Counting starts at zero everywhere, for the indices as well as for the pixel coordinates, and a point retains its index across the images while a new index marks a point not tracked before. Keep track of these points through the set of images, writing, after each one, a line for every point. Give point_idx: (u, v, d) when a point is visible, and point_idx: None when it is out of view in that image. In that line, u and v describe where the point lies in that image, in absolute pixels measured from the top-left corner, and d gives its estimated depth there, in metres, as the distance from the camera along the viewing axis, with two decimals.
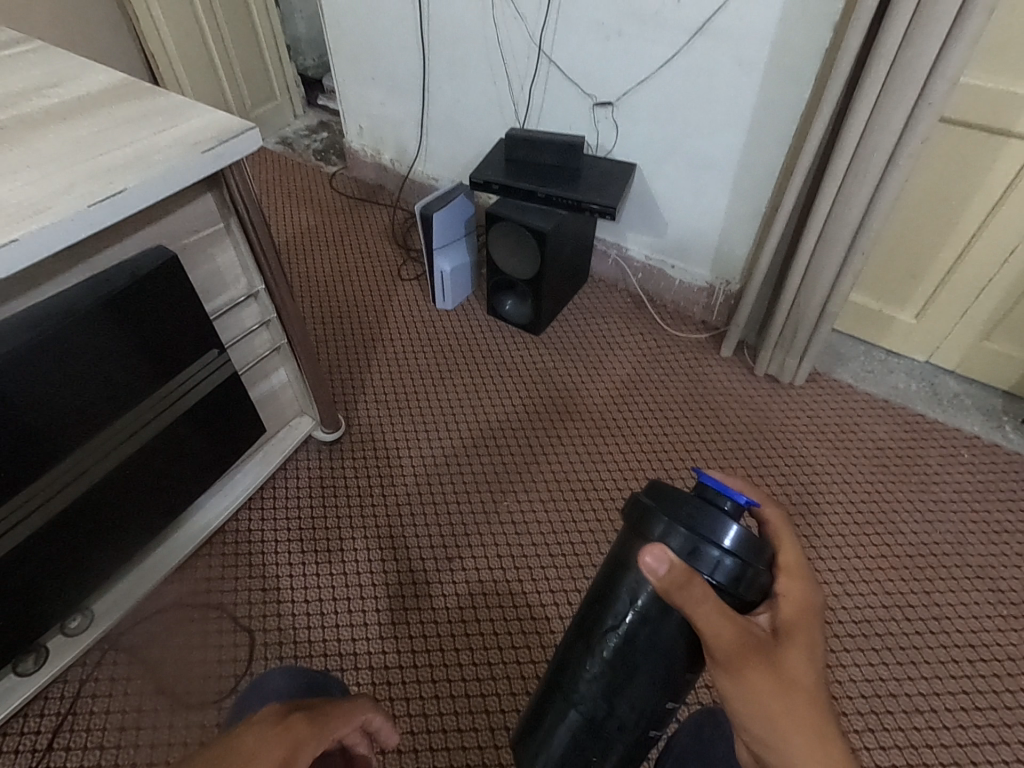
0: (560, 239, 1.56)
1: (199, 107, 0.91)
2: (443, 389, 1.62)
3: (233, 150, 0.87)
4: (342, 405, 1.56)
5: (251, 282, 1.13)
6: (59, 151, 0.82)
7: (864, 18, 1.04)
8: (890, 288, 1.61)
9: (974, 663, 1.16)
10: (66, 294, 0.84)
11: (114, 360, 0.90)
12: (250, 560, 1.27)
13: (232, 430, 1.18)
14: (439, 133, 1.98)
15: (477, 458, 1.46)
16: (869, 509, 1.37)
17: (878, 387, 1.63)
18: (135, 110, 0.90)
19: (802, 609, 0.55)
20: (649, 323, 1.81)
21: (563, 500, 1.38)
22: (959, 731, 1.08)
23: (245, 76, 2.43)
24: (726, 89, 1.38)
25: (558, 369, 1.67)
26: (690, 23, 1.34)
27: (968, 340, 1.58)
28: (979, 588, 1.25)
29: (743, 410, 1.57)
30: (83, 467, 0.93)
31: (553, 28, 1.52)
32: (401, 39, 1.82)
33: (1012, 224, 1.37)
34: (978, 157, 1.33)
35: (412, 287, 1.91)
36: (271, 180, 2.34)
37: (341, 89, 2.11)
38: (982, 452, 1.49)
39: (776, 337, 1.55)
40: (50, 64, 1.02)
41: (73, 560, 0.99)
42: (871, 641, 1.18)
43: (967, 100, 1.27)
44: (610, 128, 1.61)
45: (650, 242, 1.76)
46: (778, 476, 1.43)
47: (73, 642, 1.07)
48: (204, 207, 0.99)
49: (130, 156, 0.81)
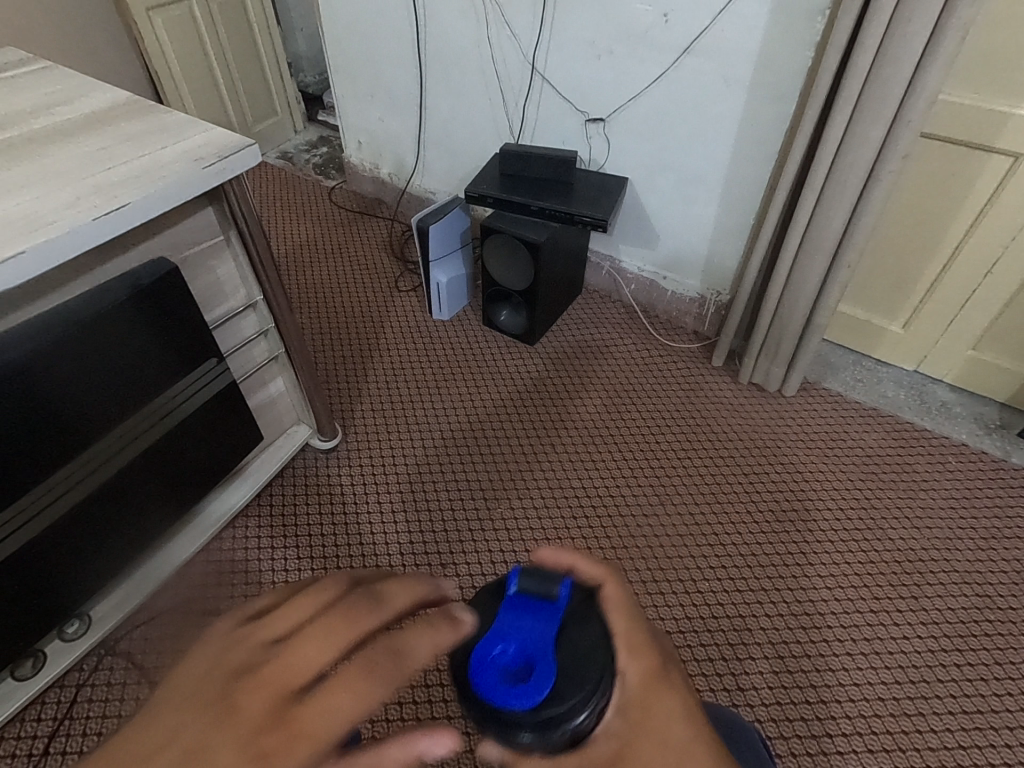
0: (553, 251, 1.59)
1: (201, 124, 0.95)
2: (439, 398, 1.64)
3: (234, 166, 0.90)
4: (338, 414, 1.59)
5: (250, 292, 1.16)
6: (66, 166, 0.85)
7: (841, 40, 1.09)
8: (877, 299, 1.64)
9: (962, 667, 1.17)
10: (70, 303, 0.87)
11: (114, 366, 0.92)
12: (245, 567, 1.28)
13: (229, 437, 1.20)
14: (435, 148, 2.02)
15: (472, 465, 1.48)
16: (858, 515, 1.39)
17: (867, 396, 1.66)
18: (139, 128, 0.94)
19: (652, 669, 0.31)
20: (642, 332, 1.84)
21: (556, 507, 1.40)
22: (946, 735, 1.09)
23: (247, 92, 2.49)
24: (713, 105, 1.42)
25: (553, 378, 1.70)
26: (677, 43, 1.39)
27: (955, 350, 1.61)
28: (967, 594, 1.27)
29: (734, 418, 1.60)
30: (82, 473, 0.95)
31: (545, 47, 1.57)
32: (398, 58, 1.87)
33: (994, 236, 1.40)
34: (959, 171, 1.36)
35: (409, 298, 1.95)
36: (272, 194, 2.39)
37: (341, 106, 2.16)
38: (970, 460, 1.51)
39: (762, 347, 1.58)
40: (58, 83, 1.06)
41: (70, 565, 1.00)
42: (858, 645, 1.20)
43: (946, 117, 1.31)
44: (602, 143, 1.65)
45: (643, 254, 1.80)
46: (769, 484, 1.45)
47: (70, 646, 1.09)
48: (205, 220, 1.02)
49: (133, 172, 0.84)
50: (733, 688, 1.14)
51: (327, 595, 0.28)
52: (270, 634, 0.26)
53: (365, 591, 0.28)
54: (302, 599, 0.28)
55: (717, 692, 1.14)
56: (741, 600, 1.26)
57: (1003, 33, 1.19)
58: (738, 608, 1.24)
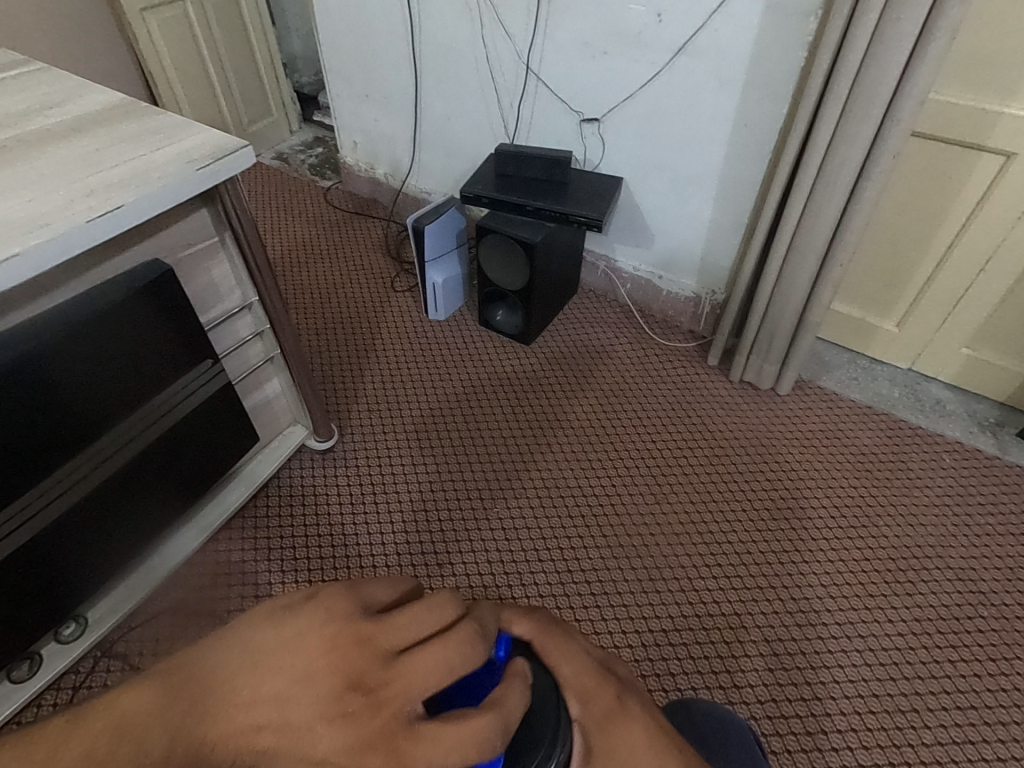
0: (548, 251, 1.60)
1: (195, 126, 0.95)
2: (436, 398, 1.64)
3: (228, 167, 0.91)
4: (335, 414, 1.59)
5: (245, 293, 1.16)
6: (59, 168, 0.85)
7: (832, 40, 1.09)
8: (872, 297, 1.65)
9: (955, 664, 1.18)
10: (64, 305, 0.87)
11: (109, 368, 0.92)
12: (242, 569, 1.28)
13: (224, 438, 1.20)
14: (431, 148, 2.02)
15: (469, 465, 1.49)
16: (853, 514, 1.40)
17: (862, 394, 1.67)
18: (133, 130, 0.94)
19: (610, 705, 0.32)
20: (638, 332, 1.84)
21: (553, 507, 1.41)
22: (940, 731, 1.10)
23: (242, 93, 2.48)
24: (707, 105, 1.43)
25: (549, 379, 1.70)
26: (670, 43, 1.39)
27: (949, 348, 1.62)
28: (960, 591, 1.28)
29: (729, 417, 1.60)
30: (78, 476, 0.95)
31: (540, 47, 1.57)
32: (393, 58, 1.87)
33: (986, 234, 1.41)
34: (951, 171, 1.37)
35: (405, 298, 1.95)
36: (267, 194, 2.39)
37: (336, 106, 2.16)
38: (964, 458, 1.52)
39: (757, 346, 1.58)
40: (51, 85, 1.06)
41: (66, 567, 1.00)
42: (854, 643, 1.20)
43: (937, 116, 1.32)
44: (597, 143, 1.65)
45: (639, 253, 1.80)
46: (764, 482, 1.46)
47: (66, 648, 1.09)
48: (199, 222, 1.02)
49: (127, 173, 0.84)
50: (728, 686, 1.15)
51: (441, 615, 0.30)
52: (389, 643, 0.29)
53: (474, 625, 0.30)
54: (420, 611, 0.30)
55: (714, 690, 1.14)
56: (737, 598, 1.26)
57: (994, 32, 1.20)
58: (734, 606, 1.25)
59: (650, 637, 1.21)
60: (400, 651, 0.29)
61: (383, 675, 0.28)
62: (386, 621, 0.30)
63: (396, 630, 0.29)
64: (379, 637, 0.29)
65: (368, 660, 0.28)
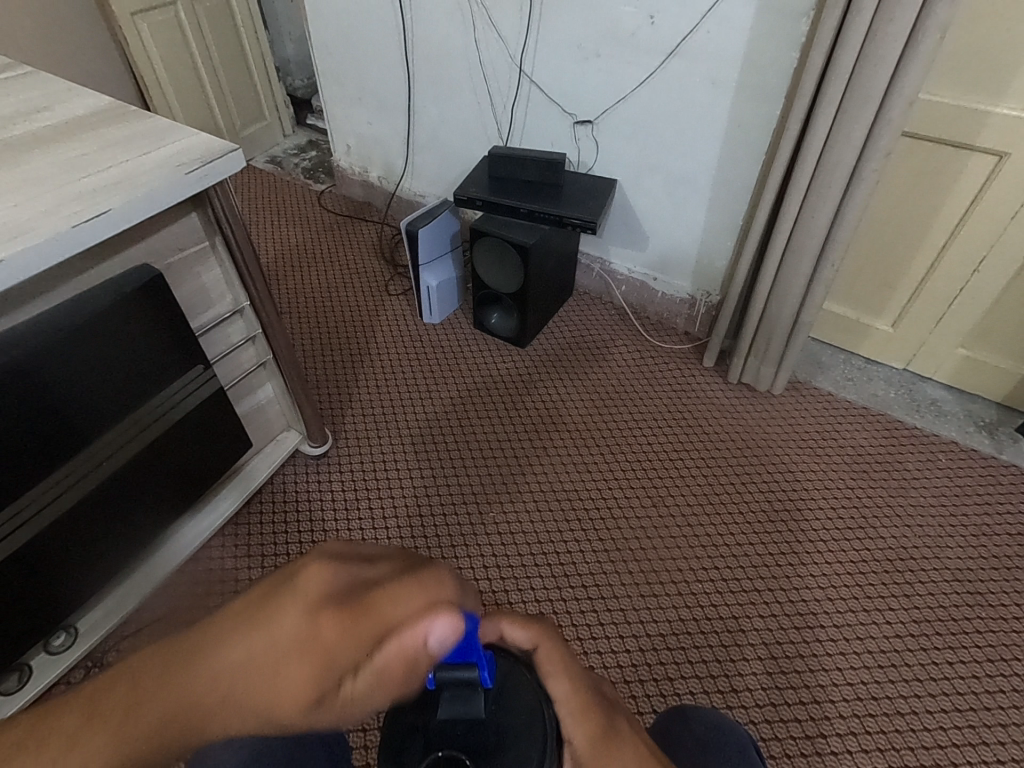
0: (543, 254, 1.59)
1: (185, 130, 0.94)
2: (431, 401, 1.63)
3: (217, 172, 0.90)
4: (329, 418, 1.58)
5: (237, 297, 1.15)
6: (46, 173, 0.83)
7: (824, 42, 1.09)
8: (866, 298, 1.65)
9: (954, 665, 1.17)
10: (52, 311, 0.86)
11: (97, 375, 0.91)
12: (235, 576, 1.27)
13: (217, 444, 1.19)
14: (424, 151, 2.01)
15: (465, 470, 1.47)
16: (850, 515, 1.40)
17: (858, 395, 1.66)
18: (122, 134, 0.93)
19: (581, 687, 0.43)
20: (633, 334, 1.84)
21: (549, 511, 1.40)
22: (939, 733, 1.09)
23: (235, 97, 2.48)
24: (701, 107, 1.43)
25: (544, 381, 1.69)
26: (663, 45, 1.39)
27: (943, 348, 1.62)
28: (958, 591, 1.27)
29: (726, 419, 1.60)
30: (65, 485, 0.94)
31: (532, 50, 1.57)
32: (386, 61, 1.87)
33: (978, 235, 1.41)
34: (943, 171, 1.37)
35: (399, 302, 1.94)
36: (260, 199, 2.38)
37: (329, 109, 2.15)
38: (959, 457, 1.52)
39: (752, 346, 1.58)
40: (39, 89, 1.05)
41: (55, 577, 0.99)
42: (851, 645, 1.20)
43: (929, 117, 1.32)
44: (591, 145, 1.65)
45: (633, 255, 1.80)
46: (761, 484, 1.45)
47: (56, 660, 1.07)
48: (189, 227, 1.01)
49: (115, 178, 0.83)
50: (726, 690, 1.14)
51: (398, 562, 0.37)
52: (358, 582, 0.35)
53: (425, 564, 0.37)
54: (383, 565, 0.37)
55: (711, 694, 1.13)
56: (734, 601, 1.26)
57: (986, 32, 1.20)
58: (731, 609, 1.24)
59: (647, 641, 1.20)
60: (373, 588, 0.35)
61: (361, 600, 0.34)
62: (359, 572, 0.36)
63: (368, 575, 0.36)
64: (353, 578, 0.35)
65: (343, 594, 0.34)
